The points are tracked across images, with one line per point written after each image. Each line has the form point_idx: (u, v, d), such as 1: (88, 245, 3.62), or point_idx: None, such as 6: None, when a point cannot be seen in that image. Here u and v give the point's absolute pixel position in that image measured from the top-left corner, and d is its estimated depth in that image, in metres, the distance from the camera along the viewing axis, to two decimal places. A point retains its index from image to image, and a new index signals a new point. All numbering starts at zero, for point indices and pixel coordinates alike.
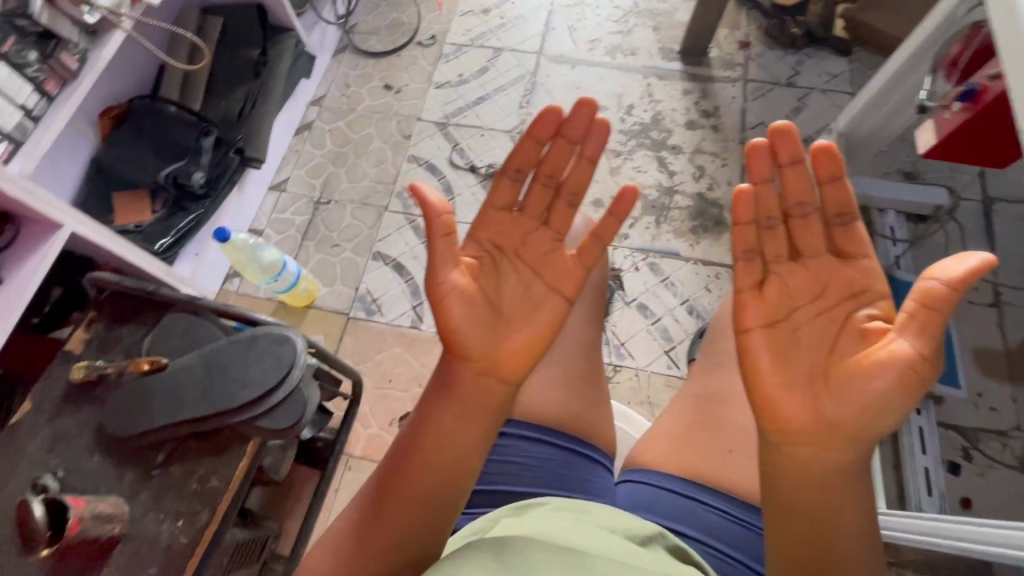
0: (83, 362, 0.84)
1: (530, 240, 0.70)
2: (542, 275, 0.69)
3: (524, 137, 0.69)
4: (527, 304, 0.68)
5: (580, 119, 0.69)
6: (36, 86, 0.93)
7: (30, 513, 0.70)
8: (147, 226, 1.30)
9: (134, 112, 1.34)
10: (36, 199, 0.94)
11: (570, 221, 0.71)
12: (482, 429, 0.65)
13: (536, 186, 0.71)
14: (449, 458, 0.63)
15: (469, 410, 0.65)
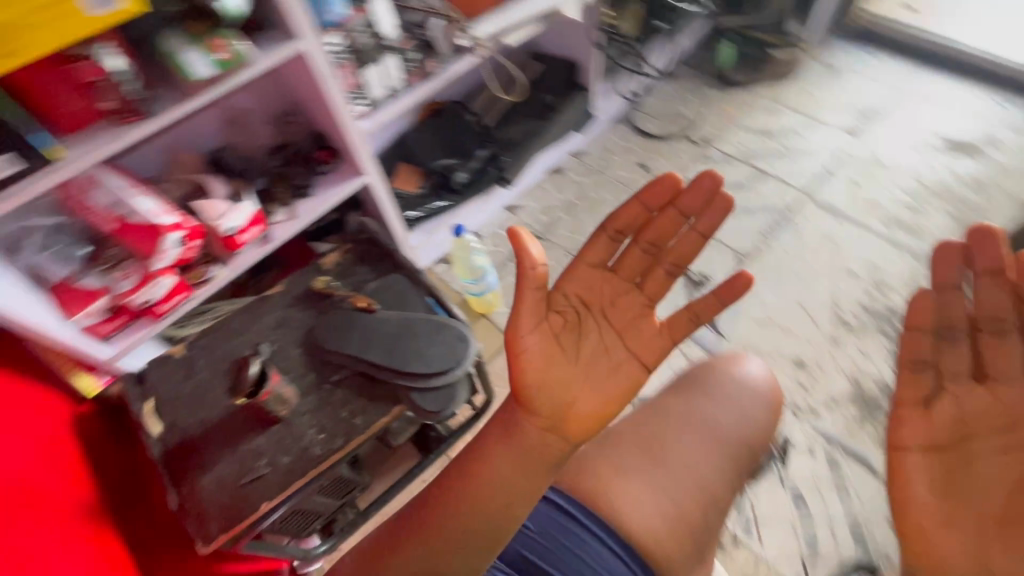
0: (325, 278, 1.06)
1: (626, 296, 0.74)
2: (629, 338, 0.72)
3: (635, 202, 0.73)
4: (606, 367, 0.71)
5: (695, 195, 0.72)
6: (406, 77, 1.21)
7: (247, 365, 0.92)
8: (409, 194, 1.58)
9: (446, 111, 1.65)
10: (361, 150, 1.20)
11: (665, 290, 0.73)
12: (534, 474, 0.69)
13: (638, 249, 0.74)
14: (502, 493, 0.68)
15: (524, 457, 0.69)
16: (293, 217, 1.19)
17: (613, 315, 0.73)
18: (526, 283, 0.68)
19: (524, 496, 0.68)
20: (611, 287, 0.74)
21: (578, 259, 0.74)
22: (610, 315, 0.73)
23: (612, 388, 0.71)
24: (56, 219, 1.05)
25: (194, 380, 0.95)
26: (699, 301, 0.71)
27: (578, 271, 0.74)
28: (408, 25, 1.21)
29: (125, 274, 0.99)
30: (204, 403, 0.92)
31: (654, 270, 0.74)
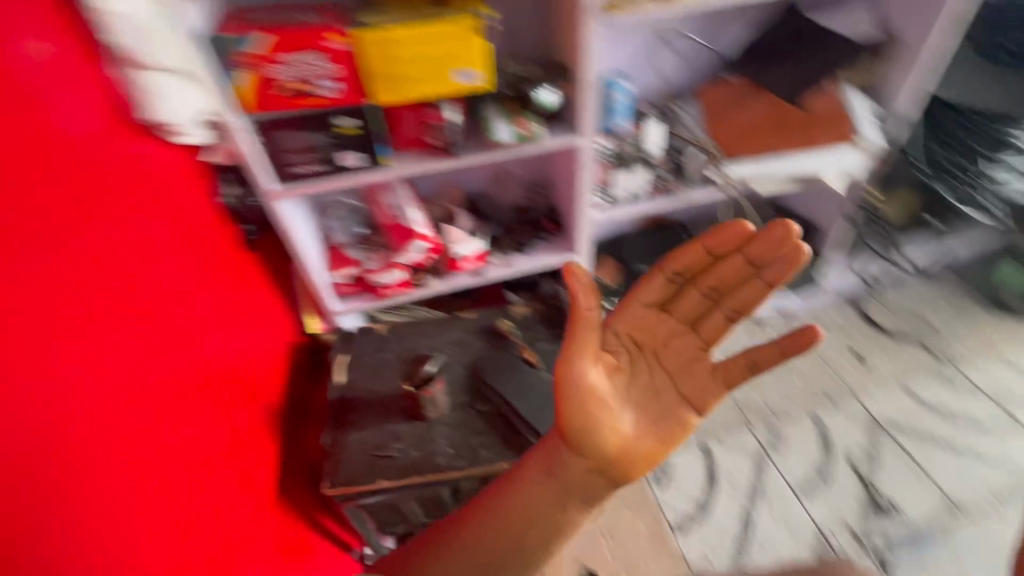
0: (509, 322, 1.18)
1: (679, 339, 0.68)
2: (678, 379, 0.66)
3: (693, 245, 0.66)
4: (656, 410, 0.65)
5: (767, 241, 0.62)
6: (651, 190, 1.30)
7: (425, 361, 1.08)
8: (603, 283, 1.66)
9: (669, 230, 1.74)
10: (585, 233, 1.32)
11: (724, 335, 0.66)
12: (567, 507, 0.62)
13: (696, 291, 0.68)
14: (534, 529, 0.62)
15: (564, 496, 0.62)
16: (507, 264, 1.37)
17: (666, 358, 0.67)
18: (581, 314, 0.65)
19: (558, 530, 0.62)
20: (666, 329, 0.69)
21: (633, 296, 0.71)
22: (662, 359, 0.68)
23: (667, 437, 0.64)
24: (357, 201, 1.36)
25: (382, 355, 1.14)
26: (757, 351, 0.62)
27: (633, 305, 0.70)
28: (672, 147, 1.30)
29: (379, 258, 1.26)
30: (379, 378, 1.10)
31: (712, 314, 0.67)
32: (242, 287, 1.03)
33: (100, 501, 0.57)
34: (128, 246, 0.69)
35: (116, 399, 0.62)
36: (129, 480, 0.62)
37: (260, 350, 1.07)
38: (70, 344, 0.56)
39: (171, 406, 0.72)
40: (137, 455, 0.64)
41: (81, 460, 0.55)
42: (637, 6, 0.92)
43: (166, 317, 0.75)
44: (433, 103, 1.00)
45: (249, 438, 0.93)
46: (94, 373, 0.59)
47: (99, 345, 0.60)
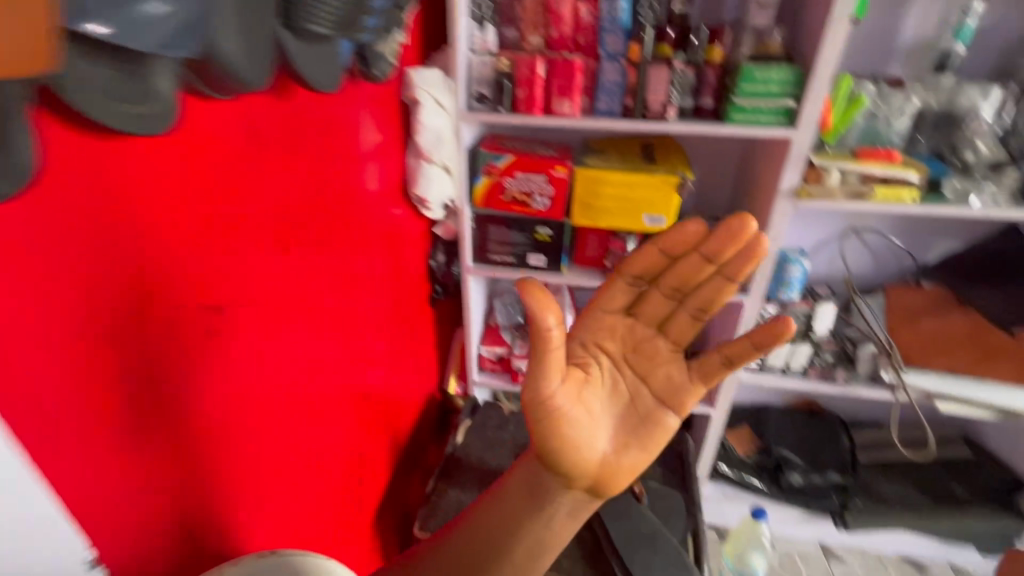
0: None
1: (648, 344, 0.61)
2: (654, 382, 0.59)
3: (649, 245, 0.60)
4: (631, 419, 0.57)
5: (723, 237, 0.56)
6: (806, 366, 1.24)
7: None
8: (734, 452, 1.52)
9: (825, 420, 1.54)
10: (725, 392, 1.28)
11: (692, 335, 0.60)
12: (550, 525, 0.52)
13: (661, 293, 0.61)
14: (520, 555, 0.51)
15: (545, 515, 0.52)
16: None
17: (640, 363, 0.60)
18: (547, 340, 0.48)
19: (540, 551, 0.52)
20: (629, 334, 0.61)
21: (592, 305, 0.62)
22: (633, 363, 0.60)
23: (649, 444, 0.57)
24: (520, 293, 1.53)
25: (501, 433, 1.22)
26: (730, 346, 0.57)
27: (596, 313, 0.61)
28: (837, 333, 1.26)
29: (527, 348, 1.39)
30: (491, 451, 1.18)
31: (677, 314, 0.61)
32: (415, 322, 1.20)
33: (275, 477, 0.72)
34: (353, 283, 0.87)
35: (308, 403, 0.77)
36: (295, 466, 0.76)
37: (410, 378, 1.22)
38: (297, 354, 0.73)
39: (339, 414, 0.87)
40: (307, 446, 0.78)
41: (277, 442, 0.71)
42: (829, 195, 0.99)
43: (358, 341, 0.91)
44: (619, 233, 1.14)
45: (380, 452, 1.05)
46: (302, 380, 0.75)
47: (311, 360, 0.77)
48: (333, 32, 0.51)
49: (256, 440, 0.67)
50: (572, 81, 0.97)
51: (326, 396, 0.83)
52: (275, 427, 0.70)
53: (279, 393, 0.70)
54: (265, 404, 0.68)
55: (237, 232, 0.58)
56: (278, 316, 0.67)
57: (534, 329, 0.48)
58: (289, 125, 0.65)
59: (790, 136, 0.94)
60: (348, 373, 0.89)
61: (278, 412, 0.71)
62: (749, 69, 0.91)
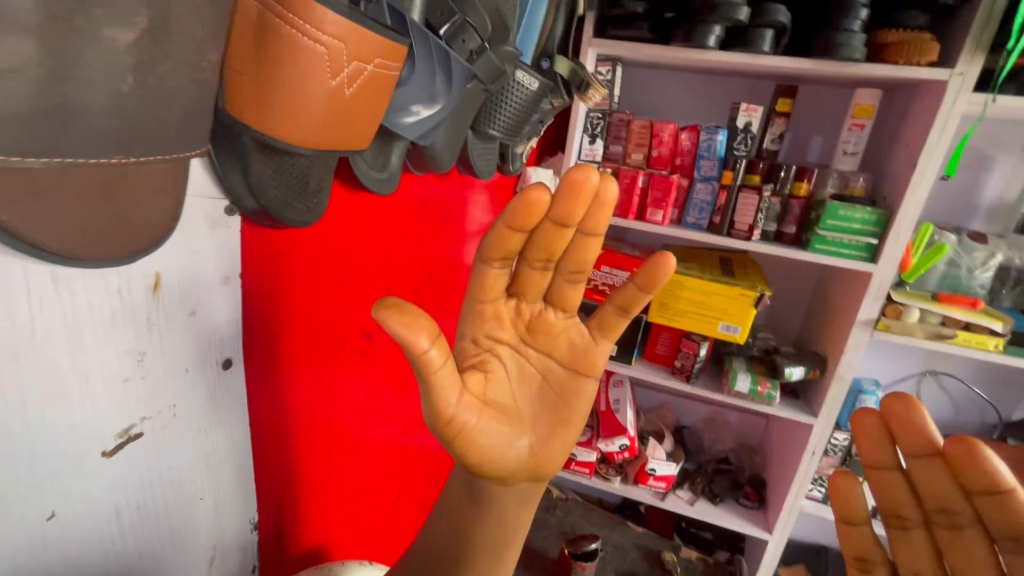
0: (673, 554, 1.13)
1: (539, 319, 0.60)
2: (558, 354, 0.60)
3: (497, 226, 0.53)
4: (549, 402, 0.58)
5: (569, 195, 0.52)
6: None
7: (590, 538, 1.01)
8: None
9: None
10: (785, 519, 1.22)
11: (578, 294, 0.60)
12: (501, 527, 0.56)
13: (533, 265, 0.58)
14: (480, 552, 0.56)
15: (495, 515, 0.56)
16: (690, 502, 1.34)
17: (537, 341, 0.60)
18: (431, 365, 0.47)
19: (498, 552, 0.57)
20: (518, 320, 0.60)
21: (467, 303, 0.58)
22: (530, 343, 0.60)
23: (570, 419, 0.58)
24: None
25: (548, 518, 1.21)
26: (619, 295, 0.58)
27: (478, 313, 0.58)
28: None
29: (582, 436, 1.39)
30: (537, 533, 1.17)
31: (556, 280, 0.60)
32: None
33: (355, 519, 0.77)
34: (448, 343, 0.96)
35: (396, 452, 0.83)
36: (373, 511, 0.81)
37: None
38: (398, 404, 0.80)
39: (419, 466, 0.92)
40: (385, 493, 0.83)
41: (365, 486, 0.77)
42: (908, 331, 1.01)
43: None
44: (693, 335, 1.19)
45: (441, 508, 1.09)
46: (396, 429, 0.82)
47: (407, 412, 0.84)
48: (502, 135, 0.65)
49: (351, 481, 0.73)
50: (667, 195, 1.09)
51: (413, 447, 0.88)
52: (367, 471, 0.76)
53: (377, 439, 0.77)
54: (365, 447, 0.74)
55: (391, 284, 0.69)
56: (393, 367, 0.76)
57: (410, 351, 0.46)
58: (442, 203, 0.79)
59: (870, 271, 1.00)
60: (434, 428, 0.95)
61: (372, 458, 0.77)
62: (833, 206, 0.99)
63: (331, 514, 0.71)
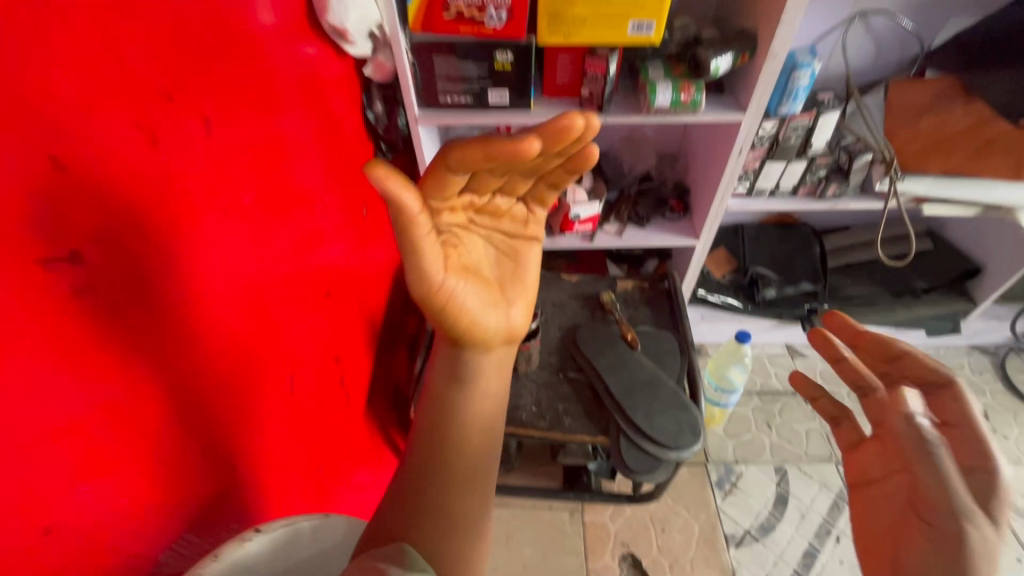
0: (612, 295, 1.13)
1: (489, 203, 0.59)
2: (507, 225, 0.61)
3: (473, 148, 0.48)
4: (507, 269, 0.61)
5: (554, 135, 0.49)
6: (796, 186, 1.16)
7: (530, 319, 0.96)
8: (713, 277, 1.55)
9: (795, 231, 1.54)
10: (711, 222, 1.20)
11: (525, 182, 0.60)
12: (488, 390, 0.62)
13: (491, 173, 0.55)
14: (471, 416, 0.62)
15: (479, 393, 0.62)
16: (619, 234, 1.29)
17: (488, 220, 0.60)
18: (416, 231, 0.48)
19: (487, 413, 0.63)
20: (469, 206, 0.58)
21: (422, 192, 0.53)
22: (484, 220, 0.60)
23: (526, 275, 0.62)
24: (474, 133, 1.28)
25: None
26: (552, 175, 0.59)
27: (431, 206, 0.54)
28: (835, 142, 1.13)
29: None
30: None
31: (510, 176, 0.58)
32: (362, 186, 1.01)
33: (257, 420, 0.62)
34: (281, 172, 0.67)
35: (271, 334, 0.64)
36: (278, 400, 0.67)
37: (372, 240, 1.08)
38: (236, 286, 0.57)
39: (307, 326, 0.75)
40: (282, 379, 0.67)
41: (247, 390, 0.60)
42: None
43: (308, 238, 0.75)
44: (598, 51, 0.92)
45: (360, 338, 0.97)
46: (255, 312, 0.61)
47: (261, 284, 0.62)
48: None
49: (226, 397, 0.56)
50: None
51: (291, 312, 0.70)
52: (243, 375, 0.59)
53: (233, 339, 0.56)
54: (218, 353, 0.54)
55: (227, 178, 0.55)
56: (188, 248, 0.49)
57: (397, 216, 0.46)
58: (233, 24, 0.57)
59: None
60: (308, 279, 0.75)
61: (239, 357, 0.58)
62: None
63: (222, 440, 0.55)
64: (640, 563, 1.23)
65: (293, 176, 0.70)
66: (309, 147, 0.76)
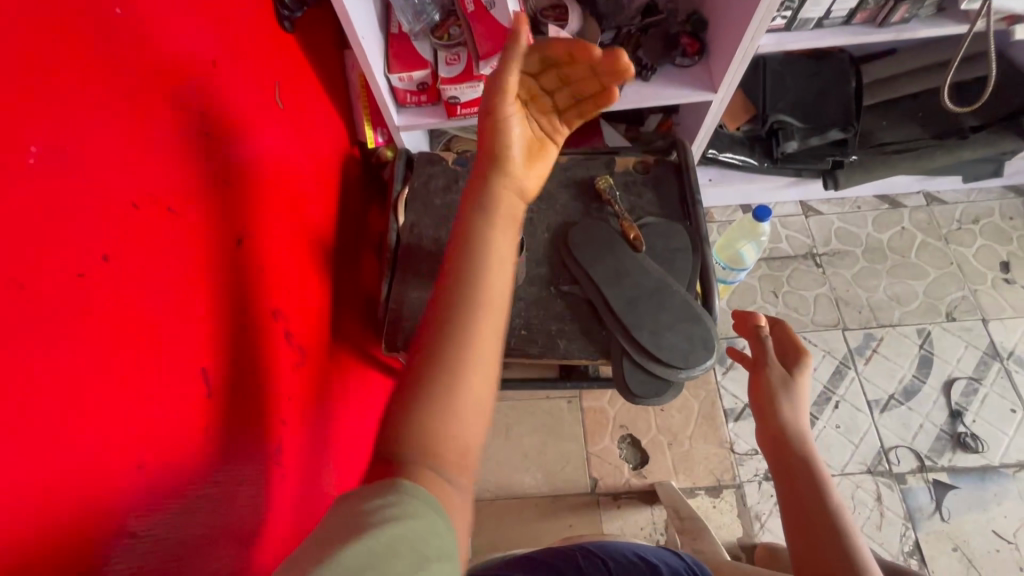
0: (609, 180, 0.93)
1: (541, 100, 0.64)
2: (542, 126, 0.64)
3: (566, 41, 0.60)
4: (540, 155, 0.62)
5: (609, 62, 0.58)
6: (852, 12, 0.88)
7: None
8: (725, 131, 1.30)
9: (830, 61, 1.25)
10: (735, 70, 0.94)
11: (566, 114, 0.65)
12: (506, 226, 0.55)
13: (554, 74, 0.63)
14: (494, 251, 0.53)
15: (502, 225, 0.55)
16: (616, 93, 1.02)
17: (534, 109, 0.64)
18: (515, 54, 0.56)
19: (503, 253, 0.54)
20: (529, 92, 0.63)
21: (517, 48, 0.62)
22: (534, 106, 0.64)
23: (543, 159, 0.62)
24: None
25: (452, 198, 0.94)
26: (583, 107, 0.65)
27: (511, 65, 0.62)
28: None
29: (455, 60, 0.93)
30: (446, 226, 0.92)
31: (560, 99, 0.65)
32: (262, 65, 0.73)
33: (163, 457, 0.47)
34: (57, 93, 0.41)
35: (136, 344, 0.46)
36: (192, 415, 0.51)
37: (300, 138, 0.83)
38: (12, 309, 0.36)
39: (213, 299, 0.56)
40: (186, 388, 0.51)
41: (120, 437, 0.43)
42: None
43: (167, 181, 0.51)
44: None
45: (308, 272, 0.80)
46: (82, 332, 0.41)
47: (78, 289, 0.41)
48: None
49: (74, 466, 0.39)
50: None
51: (170, 298, 0.50)
52: (99, 423, 0.42)
53: (47, 392, 0.38)
54: (25, 424, 0.36)
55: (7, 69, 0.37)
56: None
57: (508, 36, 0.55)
58: None
59: None
60: (189, 240, 0.53)
61: (80, 405, 0.40)
62: None
63: (82, 510, 0.40)
64: (640, 442, 1.24)
65: (94, 90, 0.44)
66: (124, 30, 0.48)
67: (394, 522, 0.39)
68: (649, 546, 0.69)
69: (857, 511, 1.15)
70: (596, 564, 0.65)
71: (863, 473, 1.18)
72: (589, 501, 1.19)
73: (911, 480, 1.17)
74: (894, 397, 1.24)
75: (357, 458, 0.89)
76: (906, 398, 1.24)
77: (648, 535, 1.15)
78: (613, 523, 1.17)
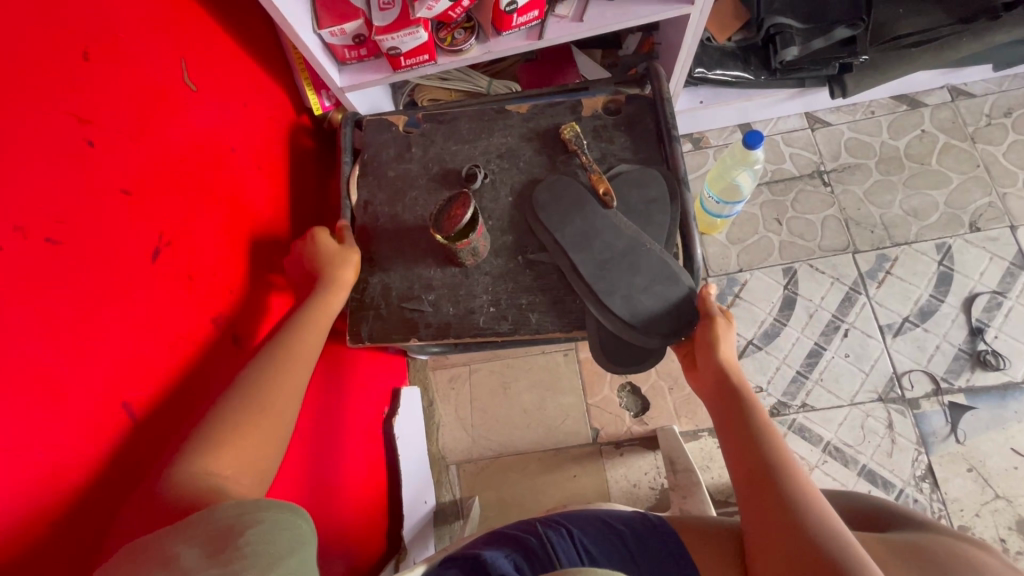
0: (575, 127, 0.84)
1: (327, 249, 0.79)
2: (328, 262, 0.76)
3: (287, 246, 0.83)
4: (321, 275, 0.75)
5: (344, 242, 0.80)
6: None
7: (468, 206, 0.74)
8: (714, 44, 1.15)
9: None
10: None
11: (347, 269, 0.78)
12: (327, 309, 0.72)
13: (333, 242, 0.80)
14: (309, 328, 0.68)
15: (322, 308, 0.71)
16: (579, 20, 0.91)
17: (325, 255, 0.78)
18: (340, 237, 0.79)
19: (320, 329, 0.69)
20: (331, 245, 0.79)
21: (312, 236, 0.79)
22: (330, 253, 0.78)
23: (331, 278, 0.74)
24: None
25: (407, 166, 0.87)
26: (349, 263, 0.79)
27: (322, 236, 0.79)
28: None
29: (389, 4, 0.82)
30: (403, 200, 0.85)
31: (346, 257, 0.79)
32: (154, 42, 0.64)
33: (74, 513, 0.44)
34: None
35: (34, 406, 0.42)
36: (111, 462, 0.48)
37: (224, 120, 0.75)
38: None
39: (126, 331, 0.51)
40: (94, 433, 0.47)
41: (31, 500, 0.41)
42: None
43: (46, 210, 0.46)
44: None
45: (256, 278, 0.74)
46: None
47: None
48: None
49: None
50: None
51: (67, 342, 0.45)
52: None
53: None
54: None
55: None
56: None
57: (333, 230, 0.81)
58: None
59: None
60: (79, 275, 0.47)
61: None
62: None
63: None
64: (639, 390, 1.22)
65: None
66: None
67: (226, 512, 0.46)
68: (622, 510, 0.65)
69: (868, 440, 1.12)
70: (561, 536, 0.60)
71: (873, 401, 1.14)
72: (592, 451, 1.19)
73: (924, 404, 1.12)
74: (910, 319, 1.17)
75: (340, 447, 0.89)
76: (923, 318, 1.17)
77: (652, 480, 1.15)
78: (616, 471, 1.17)
